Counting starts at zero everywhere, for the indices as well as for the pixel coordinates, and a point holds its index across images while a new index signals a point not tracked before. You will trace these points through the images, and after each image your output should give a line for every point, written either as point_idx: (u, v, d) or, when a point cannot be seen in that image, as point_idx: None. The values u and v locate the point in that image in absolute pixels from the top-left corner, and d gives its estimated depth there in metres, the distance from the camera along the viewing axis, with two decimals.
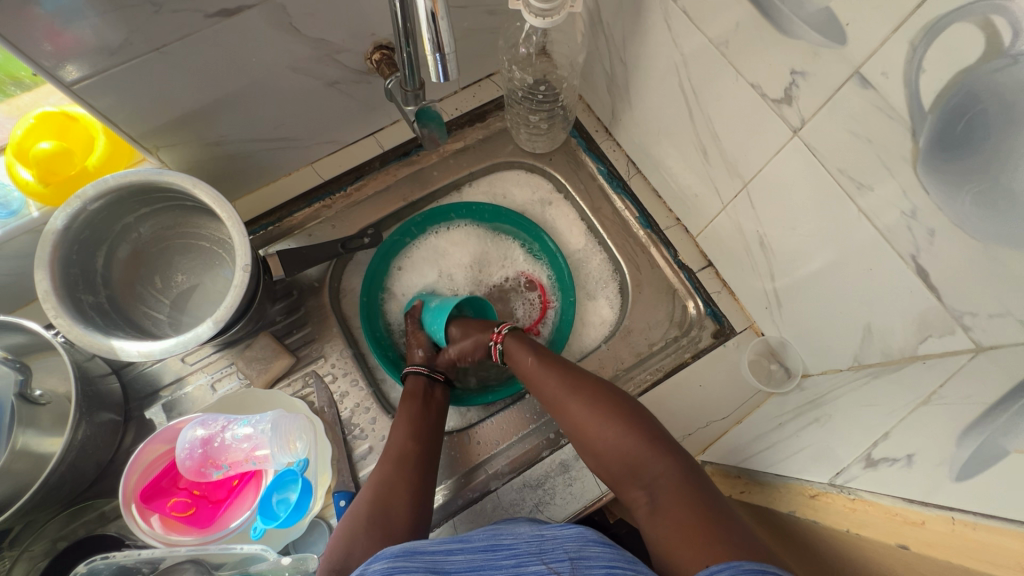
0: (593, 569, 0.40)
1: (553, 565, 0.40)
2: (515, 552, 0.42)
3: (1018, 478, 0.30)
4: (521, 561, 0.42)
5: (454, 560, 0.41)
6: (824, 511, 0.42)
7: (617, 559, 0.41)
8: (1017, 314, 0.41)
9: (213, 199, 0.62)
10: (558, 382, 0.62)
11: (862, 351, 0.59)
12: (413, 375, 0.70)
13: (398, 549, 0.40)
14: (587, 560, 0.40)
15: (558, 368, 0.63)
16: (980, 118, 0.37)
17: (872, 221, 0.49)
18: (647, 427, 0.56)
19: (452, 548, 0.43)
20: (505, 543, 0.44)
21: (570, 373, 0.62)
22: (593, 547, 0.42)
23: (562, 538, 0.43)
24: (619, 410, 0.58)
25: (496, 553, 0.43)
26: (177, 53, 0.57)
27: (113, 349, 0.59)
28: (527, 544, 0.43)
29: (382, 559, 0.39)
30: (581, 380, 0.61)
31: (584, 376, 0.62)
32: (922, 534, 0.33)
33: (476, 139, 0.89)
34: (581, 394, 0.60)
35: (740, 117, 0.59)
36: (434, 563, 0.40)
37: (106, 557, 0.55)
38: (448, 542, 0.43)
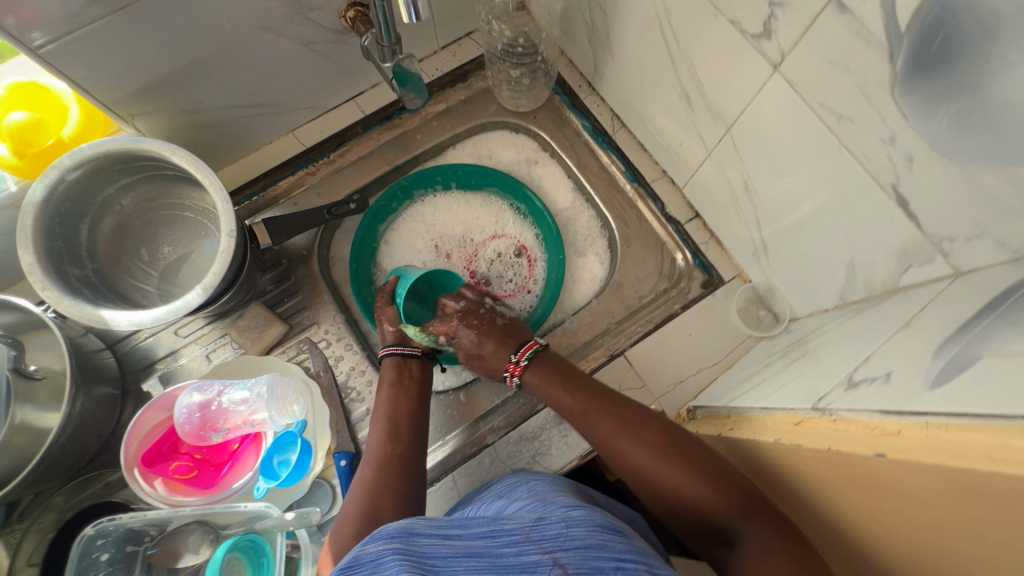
0: (603, 561, 0.40)
1: (555, 555, 0.40)
2: (516, 539, 0.42)
3: (984, 381, 0.31)
4: (523, 548, 0.41)
5: (450, 545, 0.41)
6: (806, 436, 0.43)
7: (627, 554, 0.41)
8: (993, 234, 0.42)
9: (193, 164, 0.62)
10: (607, 424, 0.58)
11: (846, 288, 0.59)
12: (389, 356, 0.69)
13: (395, 530, 0.42)
14: (598, 551, 0.40)
15: (617, 413, 0.58)
16: (956, 33, 0.37)
17: (853, 153, 0.50)
18: (719, 477, 0.52)
19: (449, 534, 0.43)
20: (506, 528, 0.43)
21: (635, 420, 0.58)
22: (602, 537, 0.41)
23: (570, 526, 0.42)
24: (688, 457, 0.54)
25: (497, 540, 0.42)
26: (143, 13, 0.55)
27: (103, 320, 0.59)
28: (528, 529, 0.43)
29: (377, 540, 0.41)
30: (647, 427, 0.57)
31: (647, 423, 0.57)
32: (897, 442, 0.33)
33: (459, 100, 0.88)
34: (644, 443, 0.56)
35: (721, 57, 0.58)
36: (429, 549, 0.41)
37: (113, 518, 0.56)
38: (447, 527, 0.44)
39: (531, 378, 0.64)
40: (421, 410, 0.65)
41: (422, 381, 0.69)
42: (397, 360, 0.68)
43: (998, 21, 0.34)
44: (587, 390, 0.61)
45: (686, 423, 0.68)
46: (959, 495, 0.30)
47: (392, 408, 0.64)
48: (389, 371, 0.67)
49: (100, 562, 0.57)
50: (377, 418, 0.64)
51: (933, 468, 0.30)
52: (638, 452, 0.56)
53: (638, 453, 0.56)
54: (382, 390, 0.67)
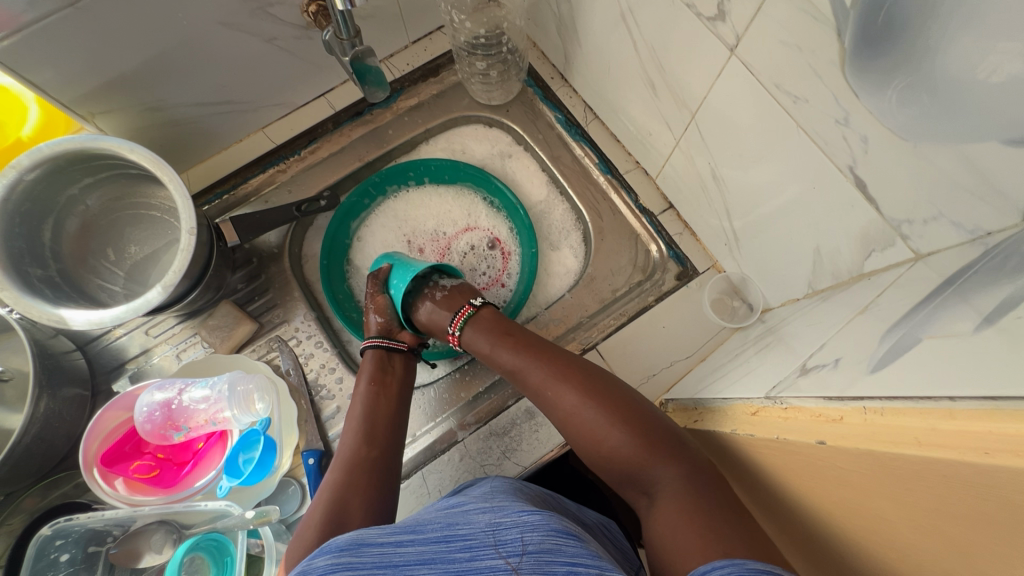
0: (555, 564, 0.39)
1: (509, 560, 0.40)
2: (470, 543, 0.42)
3: (921, 365, 0.30)
4: (476, 553, 0.41)
5: (404, 553, 0.41)
6: (760, 426, 0.42)
7: (580, 555, 0.40)
8: (949, 216, 0.40)
9: (152, 161, 0.61)
10: (539, 369, 0.61)
11: (814, 276, 0.58)
12: (372, 349, 0.70)
13: (345, 542, 0.41)
14: (550, 554, 0.40)
15: (584, 387, 0.58)
16: (898, 6, 0.35)
17: (811, 135, 0.48)
18: (642, 419, 0.55)
19: (403, 540, 0.42)
20: (459, 533, 0.43)
21: (564, 367, 0.60)
22: (555, 540, 0.41)
23: (525, 531, 0.42)
24: (613, 402, 0.56)
25: (450, 545, 0.42)
26: (93, 10, 0.55)
27: (62, 320, 0.59)
28: (483, 534, 0.42)
29: (325, 554, 0.40)
30: (574, 372, 0.60)
31: (606, 391, 0.57)
32: (838, 429, 0.32)
33: (431, 94, 0.87)
34: (572, 386, 0.58)
35: (681, 42, 0.57)
36: (383, 557, 0.40)
37: (70, 519, 0.56)
38: (400, 534, 0.43)
39: (469, 335, 0.68)
40: (399, 411, 0.65)
41: (403, 380, 0.69)
42: (382, 354, 0.69)
43: None
44: (522, 340, 0.64)
45: (657, 416, 0.67)
46: (894, 482, 0.29)
47: (371, 407, 0.64)
48: (369, 365, 0.68)
49: (59, 563, 0.56)
50: (354, 417, 0.64)
51: (869, 455, 0.29)
52: (603, 425, 0.55)
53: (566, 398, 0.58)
54: (362, 386, 0.67)
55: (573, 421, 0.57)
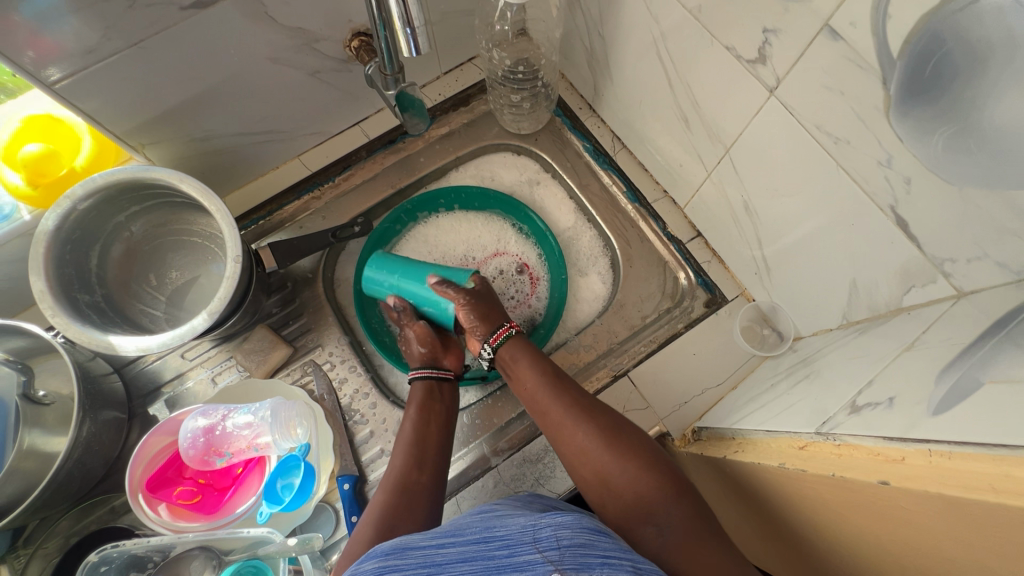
0: (591, 557, 0.40)
1: (547, 553, 0.40)
2: (508, 542, 0.42)
3: (985, 410, 0.31)
4: (515, 550, 0.41)
5: (445, 553, 0.42)
6: (810, 461, 0.42)
7: (612, 551, 0.41)
8: (994, 256, 0.41)
9: (201, 192, 0.63)
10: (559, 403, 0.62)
11: (850, 307, 0.59)
12: (419, 378, 0.69)
13: (390, 546, 0.42)
14: (586, 548, 0.41)
15: (607, 424, 0.60)
16: (946, 60, 0.37)
17: (851, 174, 0.50)
18: (657, 464, 0.56)
19: (444, 543, 0.43)
20: (498, 533, 0.43)
21: (583, 403, 0.61)
22: (589, 534, 0.42)
23: (560, 527, 0.42)
24: (627, 442, 0.58)
25: (490, 544, 0.42)
26: (154, 48, 0.57)
27: (111, 345, 0.60)
28: (520, 532, 0.43)
29: (372, 558, 0.41)
30: (593, 410, 0.61)
31: (627, 432, 0.59)
32: (902, 470, 0.33)
33: (462, 123, 0.89)
34: (590, 424, 0.59)
35: (718, 81, 0.59)
36: (425, 559, 0.41)
37: (117, 546, 0.57)
38: (441, 537, 0.44)
39: (507, 351, 0.67)
40: (447, 440, 0.65)
41: (449, 409, 0.69)
42: (428, 385, 0.69)
43: (988, 47, 0.35)
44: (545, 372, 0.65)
45: (691, 444, 0.67)
46: (962, 524, 0.29)
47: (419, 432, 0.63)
48: (419, 393, 0.68)
49: None
50: (403, 440, 0.64)
51: (937, 498, 0.30)
52: (622, 460, 0.56)
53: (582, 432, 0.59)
54: (410, 412, 0.67)
55: (588, 454, 0.58)
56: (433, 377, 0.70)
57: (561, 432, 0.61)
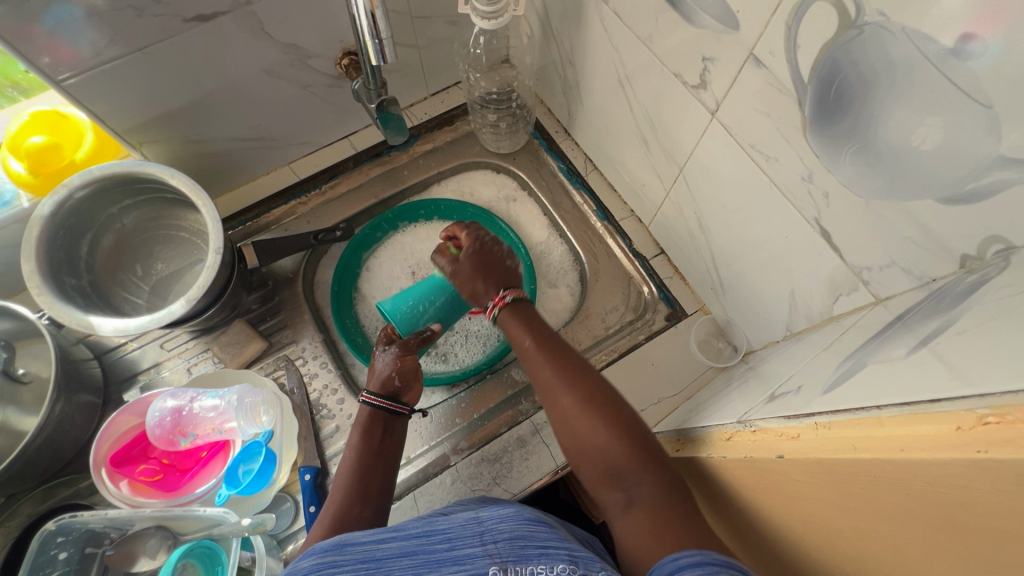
0: (528, 549, 0.43)
1: (487, 547, 0.43)
2: (449, 535, 0.45)
3: (862, 386, 0.34)
4: (455, 544, 0.44)
5: (385, 547, 0.44)
6: (732, 449, 0.45)
7: (551, 541, 0.44)
8: (900, 263, 0.45)
9: (189, 186, 0.68)
10: (548, 367, 0.59)
11: (791, 318, 0.63)
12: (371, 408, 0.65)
13: (330, 543, 0.44)
14: (526, 540, 0.43)
15: (591, 390, 0.57)
16: (845, 83, 0.42)
17: (782, 189, 0.54)
18: (639, 438, 0.54)
19: (385, 536, 0.45)
20: (440, 526, 0.46)
21: (572, 367, 0.59)
22: (528, 526, 0.44)
23: (500, 518, 0.45)
24: (609, 412, 0.55)
25: (431, 538, 0.45)
26: (157, 54, 0.63)
27: (91, 325, 0.63)
28: (462, 527, 0.45)
29: (311, 555, 0.43)
30: (581, 379, 0.58)
31: (612, 398, 0.57)
32: (796, 444, 0.36)
33: (445, 141, 0.95)
34: (575, 390, 0.57)
35: (670, 105, 0.64)
36: (364, 555, 0.43)
37: (74, 516, 0.58)
38: (382, 530, 0.45)
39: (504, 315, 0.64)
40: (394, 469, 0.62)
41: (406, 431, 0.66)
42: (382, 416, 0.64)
43: (875, 73, 0.39)
44: (541, 334, 0.62)
45: None
46: (839, 490, 0.32)
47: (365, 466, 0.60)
48: (365, 418, 0.64)
49: (57, 560, 0.58)
50: (343, 471, 0.60)
51: (818, 464, 0.33)
52: (600, 427, 0.55)
53: (567, 397, 0.57)
54: (353, 440, 0.63)
55: (569, 419, 0.56)
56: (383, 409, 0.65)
57: (545, 388, 0.59)
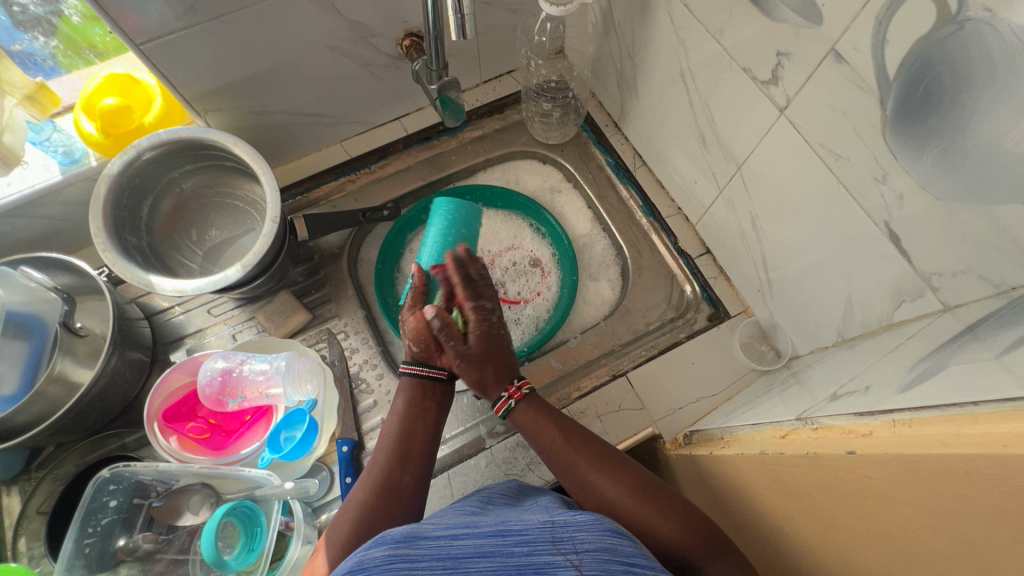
0: (614, 564, 0.39)
1: (571, 557, 0.39)
2: (526, 538, 0.41)
3: (946, 386, 0.33)
4: (534, 549, 0.40)
5: (460, 545, 0.40)
6: (789, 446, 0.44)
7: (636, 558, 0.40)
8: (976, 270, 0.44)
9: (251, 155, 0.69)
10: (545, 433, 0.61)
11: (844, 324, 0.62)
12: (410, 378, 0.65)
13: (400, 534, 0.40)
14: (610, 554, 0.40)
15: (632, 478, 0.56)
16: (936, 82, 0.41)
17: (850, 190, 0.53)
18: (655, 488, 0.56)
19: (457, 534, 0.41)
20: (515, 527, 0.42)
21: (567, 431, 0.61)
22: (612, 538, 0.41)
23: (581, 527, 0.42)
24: (617, 470, 0.57)
25: (506, 538, 0.41)
26: (231, 23, 0.64)
27: (150, 284, 0.65)
28: (541, 530, 0.42)
29: (382, 545, 0.39)
30: (582, 446, 0.59)
31: (648, 480, 0.56)
32: (869, 442, 0.35)
33: (494, 129, 0.95)
34: (582, 456, 0.59)
35: (734, 101, 0.64)
36: (438, 550, 0.39)
37: (128, 464, 0.59)
38: (454, 527, 0.42)
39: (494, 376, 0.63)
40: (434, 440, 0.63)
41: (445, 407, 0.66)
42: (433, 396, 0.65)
43: (972, 71, 0.38)
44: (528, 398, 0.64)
45: (681, 447, 0.68)
46: (918, 488, 0.31)
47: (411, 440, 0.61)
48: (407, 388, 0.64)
49: (107, 507, 0.59)
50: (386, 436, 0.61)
51: (897, 460, 0.32)
52: (615, 489, 0.56)
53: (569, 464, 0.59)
54: (397, 405, 0.64)
55: (581, 481, 0.58)
56: (424, 377, 0.65)
57: (581, 483, 0.58)
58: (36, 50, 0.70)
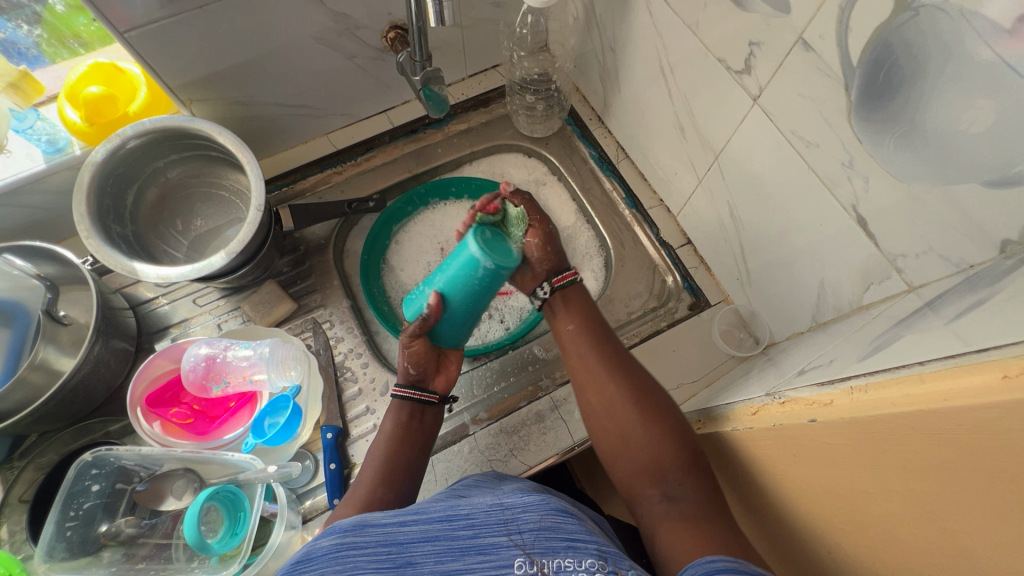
0: (555, 541, 0.40)
1: (514, 538, 0.40)
2: (472, 521, 0.42)
3: (899, 354, 0.35)
4: (478, 531, 0.41)
5: (406, 531, 0.41)
6: (759, 421, 0.45)
7: (579, 533, 0.41)
8: (937, 250, 0.46)
9: (235, 143, 0.69)
10: (591, 354, 0.61)
11: (818, 309, 0.63)
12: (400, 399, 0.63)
13: (350, 523, 0.41)
14: (552, 532, 0.41)
15: (639, 388, 0.58)
16: (895, 67, 0.42)
17: (820, 176, 0.55)
18: (684, 436, 0.55)
19: (407, 519, 0.42)
20: (462, 511, 0.43)
21: (617, 357, 0.60)
22: (554, 517, 0.42)
23: (526, 507, 0.42)
24: (653, 408, 0.56)
25: (453, 523, 0.42)
26: (215, 13, 0.65)
27: (133, 271, 0.65)
28: (486, 513, 0.42)
29: (331, 535, 0.41)
30: (629, 373, 0.59)
31: (657, 396, 0.58)
32: (829, 410, 0.37)
33: (479, 122, 0.96)
34: (622, 381, 0.58)
35: (711, 92, 0.65)
36: (386, 536, 0.41)
37: (110, 449, 0.60)
38: (404, 512, 0.43)
39: (558, 301, 0.64)
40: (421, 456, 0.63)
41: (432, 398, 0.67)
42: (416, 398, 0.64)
43: (928, 55, 0.40)
44: (587, 318, 0.64)
45: None
46: (873, 450, 0.33)
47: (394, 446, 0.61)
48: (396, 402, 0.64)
49: (89, 492, 0.60)
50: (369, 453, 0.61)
51: (854, 424, 0.34)
52: (646, 423, 0.55)
53: (611, 388, 0.58)
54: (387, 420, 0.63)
55: (612, 409, 0.57)
56: (413, 399, 0.64)
57: (592, 381, 0.59)
58: (19, 39, 0.70)
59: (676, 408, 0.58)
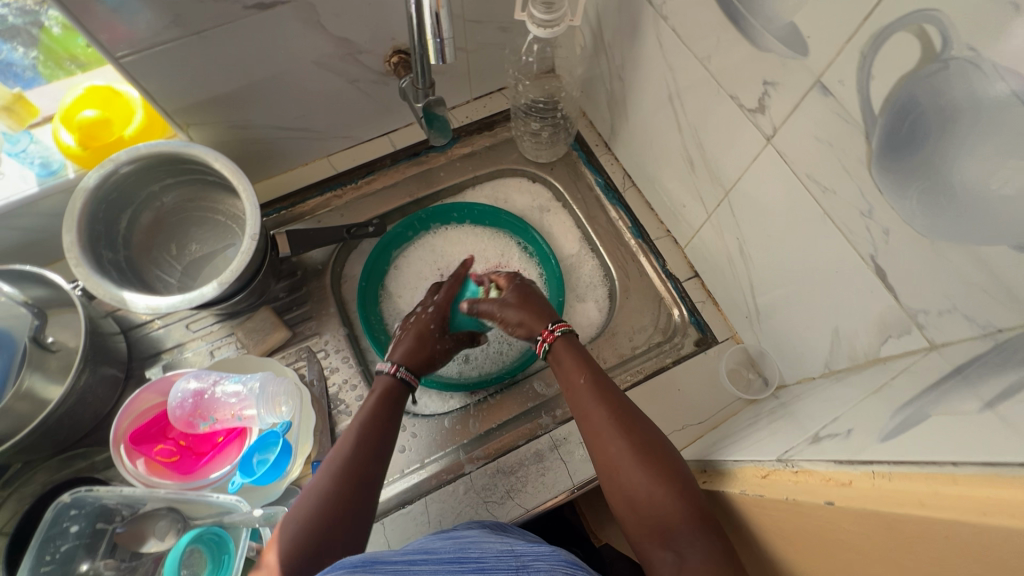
0: None
1: None
2: (483, 564, 0.39)
3: (924, 439, 0.32)
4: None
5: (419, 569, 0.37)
6: (771, 488, 0.42)
7: None
8: (962, 309, 0.43)
9: (231, 170, 0.67)
10: (597, 410, 0.58)
11: (832, 356, 0.60)
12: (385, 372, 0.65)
13: (358, 559, 0.35)
14: None
15: (650, 443, 0.55)
16: (921, 119, 0.40)
17: (838, 224, 0.52)
18: (697, 498, 0.51)
19: (416, 559, 0.38)
20: (471, 555, 0.40)
21: (625, 413, 0.57)
22: (568, 567, 0.40)
23: (538, 556, 0.40)
24: (663, 464, 0.53)
25: (463, 565, 0.39)
26: (213, 39, 0.63)
27: (123, 301, 0.63)
28: (496, 559, 0.40)
29: (338, 568, 0.34)
30: (638, 428, 0.56)
31: (665, 452, 0.55)
32: (849, 492, 0.34)
33: (483, 146, 0.94)
34: (631, 436, 0.55)
35: (722, 126, 0.63)
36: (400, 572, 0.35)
37: (90, 489, 0.58)
38: (411, 554, 0.39)
39: (560, 345, 0.64)
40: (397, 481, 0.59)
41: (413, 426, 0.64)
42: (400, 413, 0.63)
43: (955, 109, 0.38)
44: (589, 367, 0.62)
45: None
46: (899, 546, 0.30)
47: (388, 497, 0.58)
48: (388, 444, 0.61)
49: (68, 533, 0.58)
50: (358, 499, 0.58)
51: (874, 515, 0.31)
52: (655, 480, 0.52)
53: (619, 441, 0.55)
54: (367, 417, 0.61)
55: (619, 462, 0.54)
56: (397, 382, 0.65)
57: (596, 434, 0.57)
58: (15, 60, 0.69)
59: (682, 459, 0.55)
